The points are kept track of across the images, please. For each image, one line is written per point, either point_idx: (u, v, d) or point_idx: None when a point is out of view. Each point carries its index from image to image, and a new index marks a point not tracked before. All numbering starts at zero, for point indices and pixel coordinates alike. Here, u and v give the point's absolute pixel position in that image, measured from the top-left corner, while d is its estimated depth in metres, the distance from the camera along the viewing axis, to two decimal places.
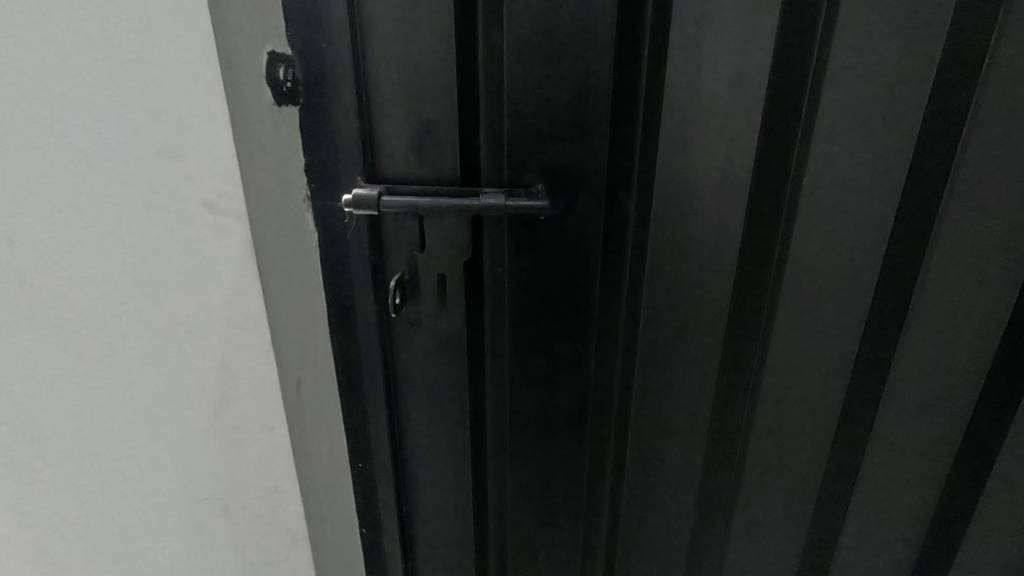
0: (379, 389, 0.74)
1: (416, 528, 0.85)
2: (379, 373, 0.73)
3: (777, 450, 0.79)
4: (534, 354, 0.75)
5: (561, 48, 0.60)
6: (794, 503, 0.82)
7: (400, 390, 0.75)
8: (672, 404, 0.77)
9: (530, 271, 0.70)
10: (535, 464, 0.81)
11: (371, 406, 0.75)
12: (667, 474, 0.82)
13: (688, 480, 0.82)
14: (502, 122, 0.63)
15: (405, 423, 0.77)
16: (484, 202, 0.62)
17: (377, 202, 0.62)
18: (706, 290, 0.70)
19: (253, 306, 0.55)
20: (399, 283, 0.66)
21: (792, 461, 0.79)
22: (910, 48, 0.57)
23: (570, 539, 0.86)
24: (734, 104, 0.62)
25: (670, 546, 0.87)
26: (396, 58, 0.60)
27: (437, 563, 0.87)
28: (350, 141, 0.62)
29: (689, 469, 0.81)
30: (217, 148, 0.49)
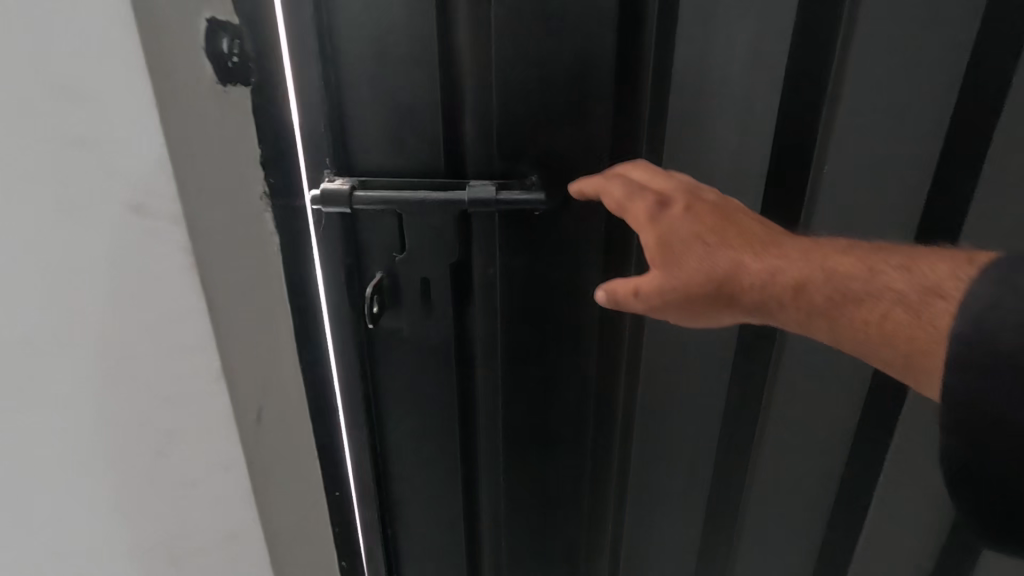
0: (357, 407, 0.67)
1: (404, 552, 0.79)
2: (357, 390, 0.66)
3: (788, 470, 0.73)
4: (529, 363, 0.68)
5: (556, 23, 0.52)
6: (810, 522, 0.76)
7: (381, 407, 0.69)
8: (679, 413, 0.72)
9: (525, 272, 0.63)
10: (533, 481, 0.75)
11: (350, 427, 0.68)
12: (673, 487, 0.77)
13: (692, 498, 0.77)
14: (488, 106, 0.55)
15: (388, 443, 0.71)
16: (472, 194, 0.55)
17: (349, 197, 0.55)
18: None
19: (197, 329, 0.47)
20: (380, 287, 0.59)
21: (808, 476, 0.73)
22: (951, 21, 0.49)
23: (565, 563, 0.81)
24: (751, 87, 0.55)
25: (677, 560, 0.82)
26: (366, 32, 0.52)
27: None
28: (316, 128, 0.54)
29: (697, 481, 0.76)
30: (141, 135, 0.41)
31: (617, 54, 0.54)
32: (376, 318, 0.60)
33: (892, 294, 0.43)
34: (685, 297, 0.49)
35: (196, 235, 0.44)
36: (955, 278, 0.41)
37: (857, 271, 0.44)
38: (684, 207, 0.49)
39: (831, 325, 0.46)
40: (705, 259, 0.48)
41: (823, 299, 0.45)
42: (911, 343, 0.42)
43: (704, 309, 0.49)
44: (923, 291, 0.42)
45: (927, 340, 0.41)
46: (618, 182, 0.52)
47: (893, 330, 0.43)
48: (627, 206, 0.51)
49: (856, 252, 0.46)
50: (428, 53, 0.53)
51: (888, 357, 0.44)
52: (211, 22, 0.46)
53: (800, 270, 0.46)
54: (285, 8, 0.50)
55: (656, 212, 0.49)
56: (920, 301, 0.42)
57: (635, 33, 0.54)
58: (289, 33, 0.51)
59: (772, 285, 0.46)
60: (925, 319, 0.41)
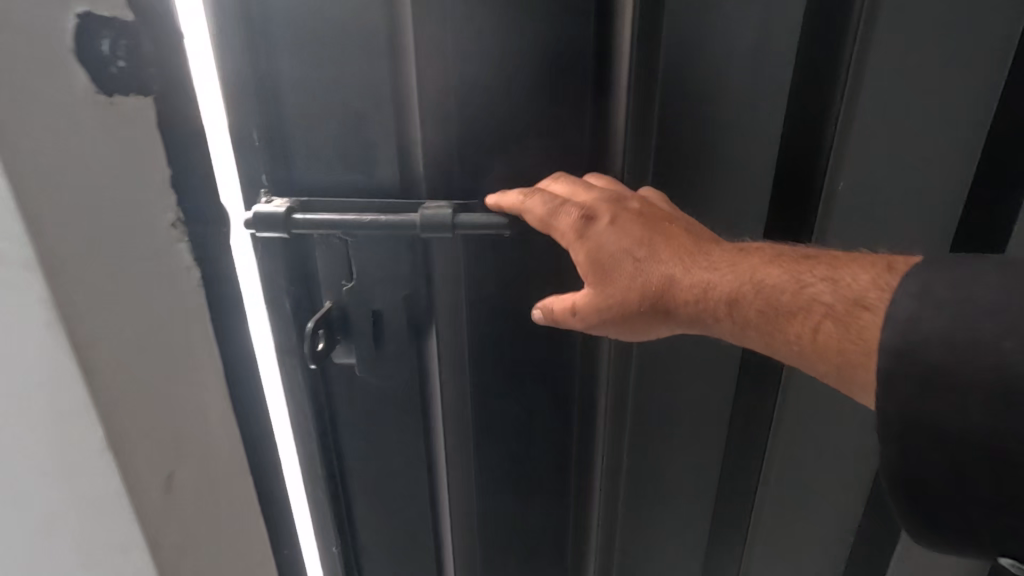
0: (313, 446, 0.61)
1: None
2: (312, 432, 0.60)
3: (795, 516, 0.66)
4: (500, 401, 0.60)
5: (525, 23, 0.46)
6: (813, 564, 0.70)
7: (340, 444, 0.63)
8: (672, 451, 0.65)
9: (494, 301, 0.56)
10: (508, 527, 0.67)
11: (309, 472, 0.62)
12: (665, 528, 0.70)
13: (685, 539, 0.70)
14: (448, 117, 0.48)
15: (355, 487, 0.65)
16: (422, 215, 0.47)
17: (285, 219, 0.47)
18: None
19: (82, 427, 0.31)
20: (324, 320, 0.52)
21: (812, 517, 0.67)
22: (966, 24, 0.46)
23: None
24: (747, 92, 0.49)
25: None
26: (307, 31, 0.45)
27: None
28: (252, 140, 0.48)
29: (690, 522, 0.69)
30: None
31: (595, 58, 0.47)
32: (320, 356, 0.53)
33: (820, 305, 0.44)
34: (621, 313, 0.49)
35: (60, 286, 0.28)
36: (878, 289, 0.42)
37: (785, 283, 0.45)
38: (609, 220, 0.47)
39: (763, 336, 0.46)
40: (637, 274, 0.48)
41: (755, 312, 0.46)
42: (842, 355, 0.42)
43: (642, 324, 0.49)
44: (849, 302, 0.43)
45: (857, 354, 0.42)
46: (535, 197, 0.48)
47: (824, 341, 0.43)
48: (552, 223, 0.47)
49: (784, 261, 0.46)
50: (377, 57, 0.45)
51: (820, 367, 0.44)
52: (86, 16, 0.29)
53: (729, 282, 0.46)
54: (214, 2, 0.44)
55: (581, 228, 0.47)
56: (848, 313, 0.43)
57: (617, 31, 0.47)
58: (212, 36, 0.44)
59: (705, 299, 0.47)
60: (853, 332, 0.42)
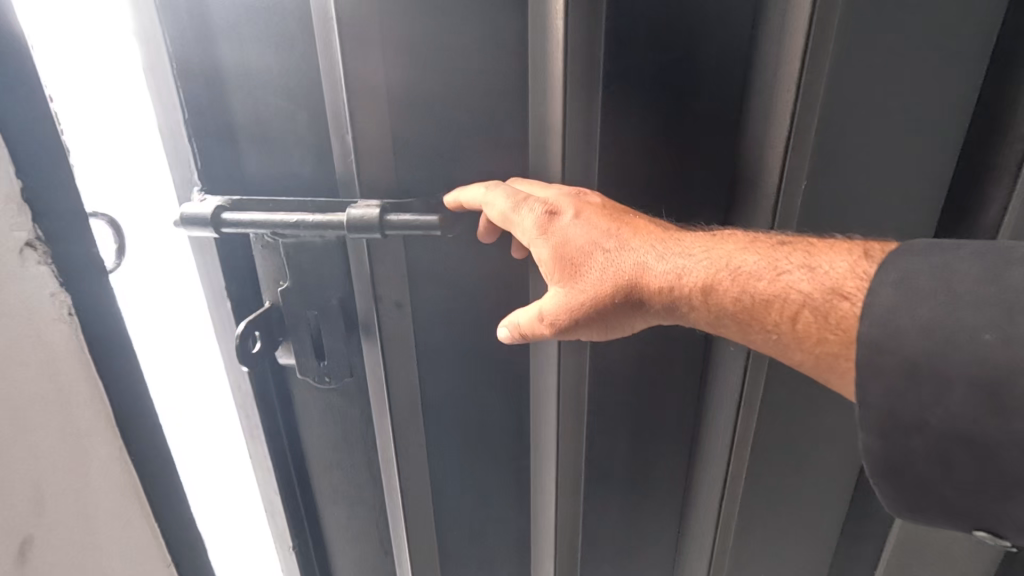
0: (262, 450, 0.60)
1: None
2: (262, 436, 0.59)
3: (767, 522, 0.65)
4: (456, 395, 0.62)
5: (465, 28, 0.45)
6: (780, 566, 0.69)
7: (296, 440, 0.63)
8: (628, 453, 0.64)
9: (444, 299, 0.56)
10: (472, 513, 0.70)
11: (265, 475, 0.62)
12: (627, 527, 0.70)
13: (647, 533, 0.71)
14: (374, 111, 0.45)
15: (315, 482, 0.66)
16: (348, 216, 0.45)
17: (212, 220, 0.46)
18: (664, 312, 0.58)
19: None
20: (259, 321, 0.51)
21: (781, 525, 0.65)
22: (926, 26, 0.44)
23: None
24: (689, 84, 0.48)
25: None
26: (251, 41, 0.45)
27: None
28: (185, 142, 0.47)
29: (648, 517, 0.70)
30: None
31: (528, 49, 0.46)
32: (255, 358, 0.51)
33: (796, 293, 0.41)
34: (596, 312, 0.46)
35: None
36: (855, 274, 0.40)
37: (761, 271, 0.42)
38: (574, 214, 0.44)
39: (742, 327, 0.43)
40: (609, 267, 0.46)
41: (732, 303, 0.43)
42: (820, 343, 0.40)
43: (616, 323, 0.46)
44: (826, 290, 0.40)
45: (836, 343, 0.40)
46: (497, 189, 0.45)
47: (804, 330, 0.41)
48: (513, 220, 0.44)
49: (760, 245, 0.43)
50: (308, 50, 0.45)
51: (797, 356, 0.42)
52: None
53: (705, 268, 0.44)
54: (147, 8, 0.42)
55: (546, 225, 0.44)
56: (826, 302, 0.40)
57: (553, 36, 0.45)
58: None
59: (679, 286, 0.44)
60: (832, 321, 0.40)
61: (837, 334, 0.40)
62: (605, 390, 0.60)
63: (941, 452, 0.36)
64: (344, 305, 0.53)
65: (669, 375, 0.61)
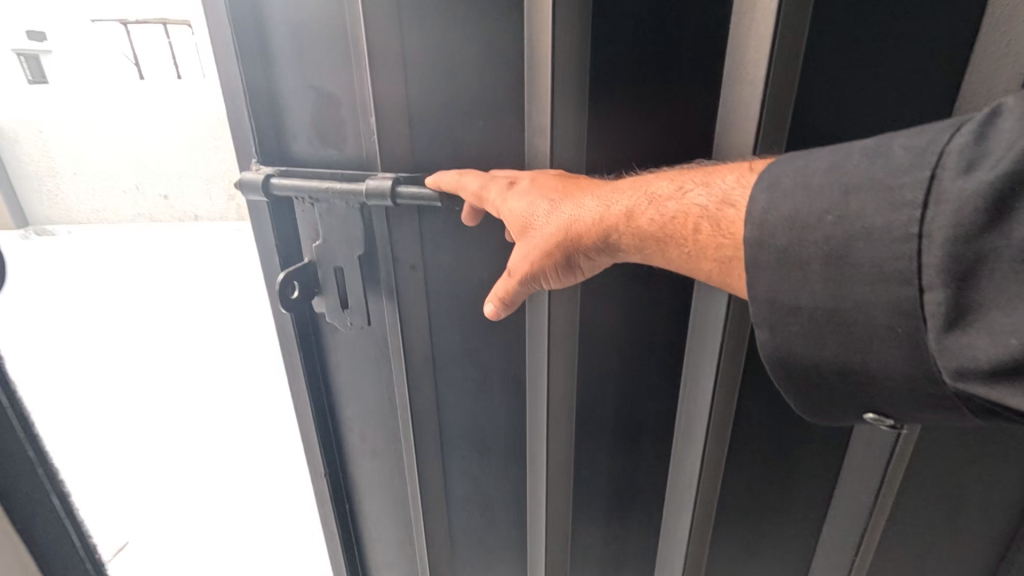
0: (302, 379, 0.72)
1: (359, 509, 0.86)
2: (301, 369, 0.71)
3: (745, 474, 0.68)
4: (460, 351, 0.69)
5: (462, 16, 0.50)
6: (757, 530, 0.73)
7: (330, 378, 0.75)
8: (618, 418, 0.69)
9: (450, 264, 0.63)
10: (474, 462, 0.77)
11: (304, 405, 0.75)
12: (615, 486, 0.74)
13: (635, 500, 0.75)
14: (395, 93, 0.54)
15: (344, 416, 0.78)
16: (366, 185, 0.55)
17: (266, 184, 0.57)
18: (654, 288, 0.60)
19: None
20: (298, 271, 0.61)
21: (755, 486, 0.69)
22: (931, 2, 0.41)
23: (509, 543, 0.82)
24: (673, 71, 0.49)
25: (626, 557, 0.80)
26: (293, 38, 0.55)
27: (384, 544, 0.88)
28: (246, 126, 0.58)
29: (638, 483, 0.73)
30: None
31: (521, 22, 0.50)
32: (293, 302, 0.62)
33: (693, 210, 0.39)
34: (552, 267, 0.46)
35: None
36: (741, 184, 0.38)
37: (667, 191, 0.41)
38: (530, 180, 0.48)
39: (659, 249, 0.42)
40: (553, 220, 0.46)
41: (653, 232, 0.41)
42: (718, 251, 0.39)
43: (575, 274, 0.47)
44: (718, 199, 0.39)
45: (729, 251, 0.38)
46: (469, 175, 0.51)
47: (702, 241, 0.39)
48: (481, 194, 0.49)
49: (672, 173, 0.42)
50: (342, 40, 0.53)
51: (704, 270, 0.40)
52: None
53: (629, 197, 0.43)
54: (219, 20, 0.53)
55: (506, 191, 0.48)
56: (718, 210, 0.39)
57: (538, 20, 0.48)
58: (210, 29, 0.54)
59: (607, 219, 0.43)
60: (724, 228, 0.38)
61: (725, 238, 0.38)
62: (587, 345, 0.64)
63: (832, 348, 0.35)
64: (366, 263, 0.63)
65: (653, 341, 0.63)
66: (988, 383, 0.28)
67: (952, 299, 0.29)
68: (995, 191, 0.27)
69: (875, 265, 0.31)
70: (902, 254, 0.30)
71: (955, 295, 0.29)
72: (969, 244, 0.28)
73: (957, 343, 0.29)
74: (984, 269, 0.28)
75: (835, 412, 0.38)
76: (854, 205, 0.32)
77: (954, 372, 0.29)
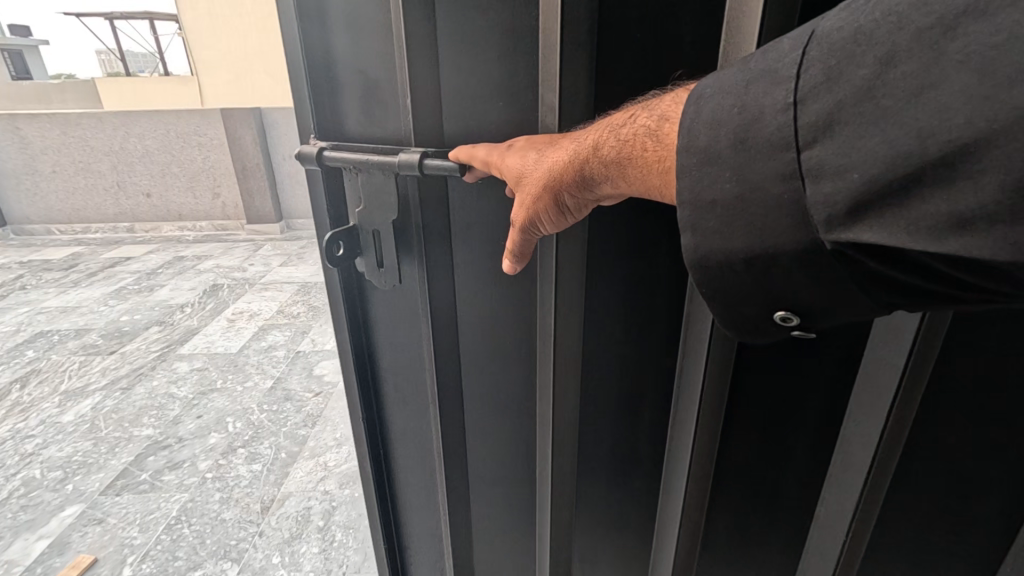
0: (345, 330, 0.83)
1: (394, 455, 0.97)
2: (346, 319, 0.82)
3: (742, 436, 0.70)
4: (478, 309, 0.78)
5: (485, 16, 0.61)
6: (753, 498, 0.74)
7: (369, 331, 0.86)
8: (617, 375, 0.75)
9: (473, 228, 0.72)
10: (488, 413, 0.86)
11: (347, 355, 0.86)
12: (614, 445, 0.80)
13: (635, 458, 0.81)
14: (428, 81, 0.64)
15: (380, 366, 0.89)
16: (399, 158, 0.64)
17: (319, 156, 0.68)
18: (652, 256, 0.66)
19: None
20: (342, 234, 0.71)
21: (750, 451, 0.71)
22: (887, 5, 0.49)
23: (521, 490, 0.91)
24: (666, 59, 0.57)
25: (622, 515, 0.86)
26: (349, 35, 0.66)
27: (414, 489, 0.99)
28: (308, 107, 0.69)
29: (636, 440, 0.79)
30: None
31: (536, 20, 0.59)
32: (338, 259, 0.72)
33: (640, 131, 0.47)
34: (545, 212, 0.55)
35: None
36: (675, 103, 0.46)
37: (622, 121, 0.49)
38: (522, 141, 0.58)
39: (620, 170, 0.49)
40: (538, 164, 0.54)
41: (614, 159, 0.49)
42: (660, 161, 0.46)
43: (561, 209, 0.55)
44: (658, 117, 0.46)
45: (668, 158, 0.45)
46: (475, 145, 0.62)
47: (645, 153, 0.47)
48: (482, 157, 0.60)
49: (630, 108, 0.50)
50: (390, 39, 0.64)
51: (652, 180, 0.47)
52: None
53: (595, 133, 0.51)
54: (289, 18, 0.65)
55: (501, 151, 0.58)
56: (658, 125, 0.46)
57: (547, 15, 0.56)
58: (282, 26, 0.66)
59: (577, 153, 0.51)
60: (663, 139, 0.46)
61: (665, 147, 0.45)
62: (593, 298, 0.71)
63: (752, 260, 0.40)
64: (400, 227, 0.73)
65: (653, 295, 0.68)
66: (847, 219, 0.34)
67: (818, 146, 0.34)
68: (846, 45, 0.33)
69: (768, 137, 0.36)
70: (784, 121, 0.35)
71: (822, 143, 0.34)
72: (827, 95, 0.33)
73: (822, 185, 0.34)
74: (838, 115, 0.33)
75: (753, 327, 0.45)
76: (754, 93, 0.37)
77: (824, 213, 0.34)
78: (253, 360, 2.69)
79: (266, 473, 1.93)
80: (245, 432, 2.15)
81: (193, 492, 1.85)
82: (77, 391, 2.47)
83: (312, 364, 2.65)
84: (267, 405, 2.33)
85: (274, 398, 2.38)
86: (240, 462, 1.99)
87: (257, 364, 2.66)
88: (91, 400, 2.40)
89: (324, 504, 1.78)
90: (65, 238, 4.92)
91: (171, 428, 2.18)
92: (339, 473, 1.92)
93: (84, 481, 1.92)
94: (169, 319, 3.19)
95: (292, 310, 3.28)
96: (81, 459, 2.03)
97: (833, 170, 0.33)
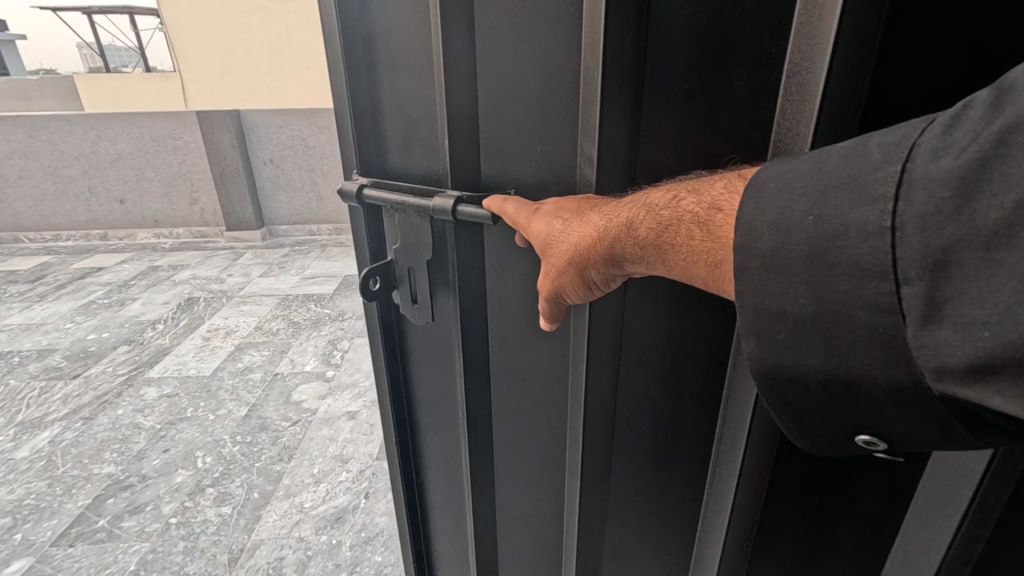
0: (384, 358, 0.82)
1: (423, 490, 0.94)
2: (382, 346, 0.81)
3: (781, 513, 0.66)
4: (505, 355, 0.75)
5: (528, 67, 0.60)
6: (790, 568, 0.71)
7: (406, 361, 0.84)
8: (647, 434, 0.71)
9: (505, 275, 0.69)
10: (507, 462, 0.83)
11: (383, 382, 0.85)
12: (640, 506, 0.76)
13: (662, 521, 0.76)
14: (468, 126, 0.64)
15: (413, 397, 0.86)
16: (433, 203, 0.62)
17: (359, 192, 0.67)
18: (693, 318, 0.63)
19: None
20: (378, 269, 0.70)
21: (792, 534, 0.68)
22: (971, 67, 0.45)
23: (538, 544, 0.86)
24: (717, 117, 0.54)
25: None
26: (392, 73, 0.66)
27: (444, 527, 0.94)
28: (350, 142, 0.70)
29: (664, 501, 0.74)
30: None
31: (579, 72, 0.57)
32: (374, 293, 0.71)
33: (685, 218, 0.45)
34: (572, 284, 0.54)
35: None
36: (728, 192, 0.43)
37: (660, 201, 0.47)
38: (551, 206, 0.56)
39: (658, 251, 0.47)
40: (566, 235, 0.53)
41: (652, 241, 0.47)
42: (709, 253, 0.44)
43: (589, 282, 0.54)
44: (707, 206, 0.44)
45: (719, 250, 0.43)
46: (504, 203, 0.60)
47: (693, 243, 0.45)
48: (512, 218, 0.59)
49: (672, 184, 0.48)
50: (429, 79, 0.64)
51: (697, 268, 0.45)
52: None
53: (629, 209, 0.49)
54: (337, 58, 0.66)
55: (530, 215, 0.57)
56: (706, 214, 0.44)
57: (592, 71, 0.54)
58: (331, 65, 0.67)
59: (608, 230, 0.49)
60: (713, 232, 0.43)
61: (716, 237, 0.43)
62: (626, 355, 0.68)
63: (834, 385, 0.39)
64: (433, 265, 0.70)
65: (692, 358, 0.65)
66: (963, 375, 0.32)
67: (928, 291, 0.32)
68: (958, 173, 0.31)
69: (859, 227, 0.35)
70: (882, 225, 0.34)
71: (929, 287, 0.32)
72: (937, 235, 0.32)
73: (934, 333, 0.32)
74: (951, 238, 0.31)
75: (829, 446, 0.43)
76: (838, 183, 0.36)
77: (934, 366, 0.33)
78: (227, 385, 2.55)
79: (236, 517, 1.79)
80: (215, 468, 2.01)
81: (154, 541, 1.70)
82: (33, 423, 2.28)
83: (290, 389, 2.52)
84: (240, 436, 2.19)
85: (248, 428, 2.24)
86: (208, 505, 1.84)
87: (231, 389, 2.51)
88: (48, 431, 2.23)
89: (299, 553, 1.65)
90: (35, 248, 4.71)
91: (135, 465, 2.03)
92: (317, 515, 1.80)
93: (33, 530, 1.75)
94: (139, 338, 3.03)
95: (271, 328, 3.15)
96: (31, 503, 1.85)
97: (955, 322, 0.32)
